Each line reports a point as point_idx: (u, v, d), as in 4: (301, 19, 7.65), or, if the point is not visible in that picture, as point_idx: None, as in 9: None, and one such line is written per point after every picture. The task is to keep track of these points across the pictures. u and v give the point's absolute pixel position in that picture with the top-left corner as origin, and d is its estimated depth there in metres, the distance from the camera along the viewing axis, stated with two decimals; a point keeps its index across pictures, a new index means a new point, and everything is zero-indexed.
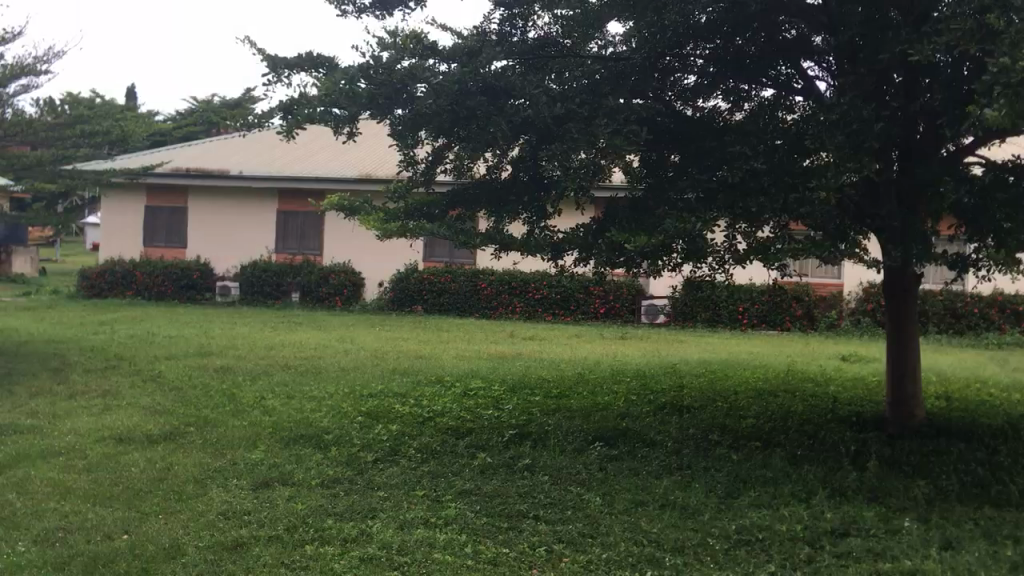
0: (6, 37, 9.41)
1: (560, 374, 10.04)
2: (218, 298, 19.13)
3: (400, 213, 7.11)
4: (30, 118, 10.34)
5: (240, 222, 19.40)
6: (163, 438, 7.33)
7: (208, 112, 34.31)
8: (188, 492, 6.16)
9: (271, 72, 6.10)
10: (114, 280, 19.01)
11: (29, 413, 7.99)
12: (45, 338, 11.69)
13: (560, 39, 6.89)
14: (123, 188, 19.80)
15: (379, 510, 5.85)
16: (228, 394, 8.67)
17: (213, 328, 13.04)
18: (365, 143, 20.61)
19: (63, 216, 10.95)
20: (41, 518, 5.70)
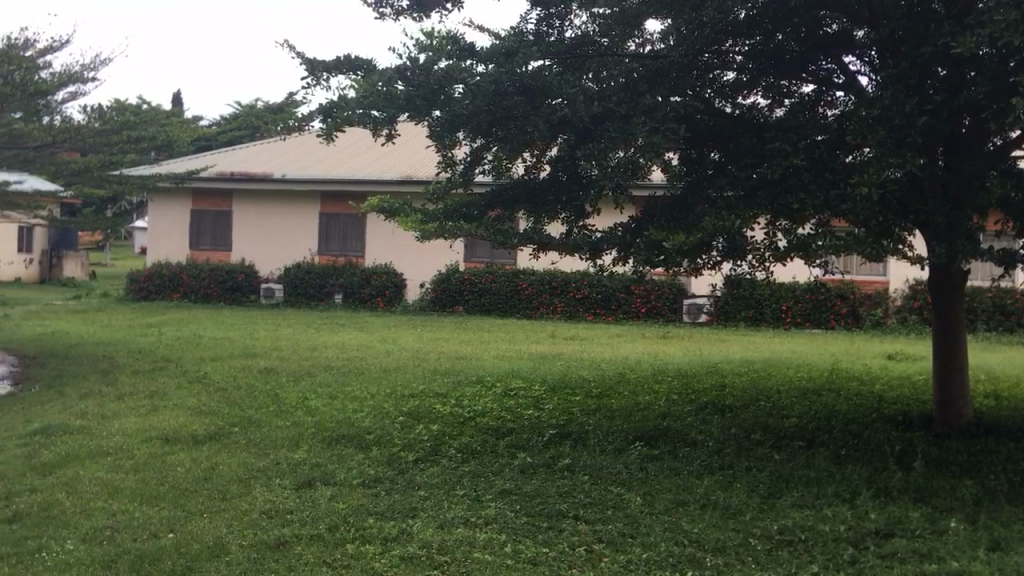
0: (53, 46, 9.58)
1: (601, 374, 10.01)
2: (263, 300, 19.18)
3: (438, 213, 7.23)
4: (77, 125, 10.38)
5: (285, 225, 19.63)
6: (208, 438, 7.45)
7: (251, 116, 34.70)
8: (232, 492, 6.27)
9: (310, 75, 6.20)
10: (162, 282, 19.36)
11: (79, 414, 8.17)
12: (96, 340, 11.96)
13: (599, 38, 6.85)
14: (170, 192, 20.17)
15: (419, 510, 5.89)
16: (272, 395, 8.79)
17: (258, 330, 13.19)
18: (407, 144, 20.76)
19: (112, 220, 11.12)
20: (91, 516, 5.84)
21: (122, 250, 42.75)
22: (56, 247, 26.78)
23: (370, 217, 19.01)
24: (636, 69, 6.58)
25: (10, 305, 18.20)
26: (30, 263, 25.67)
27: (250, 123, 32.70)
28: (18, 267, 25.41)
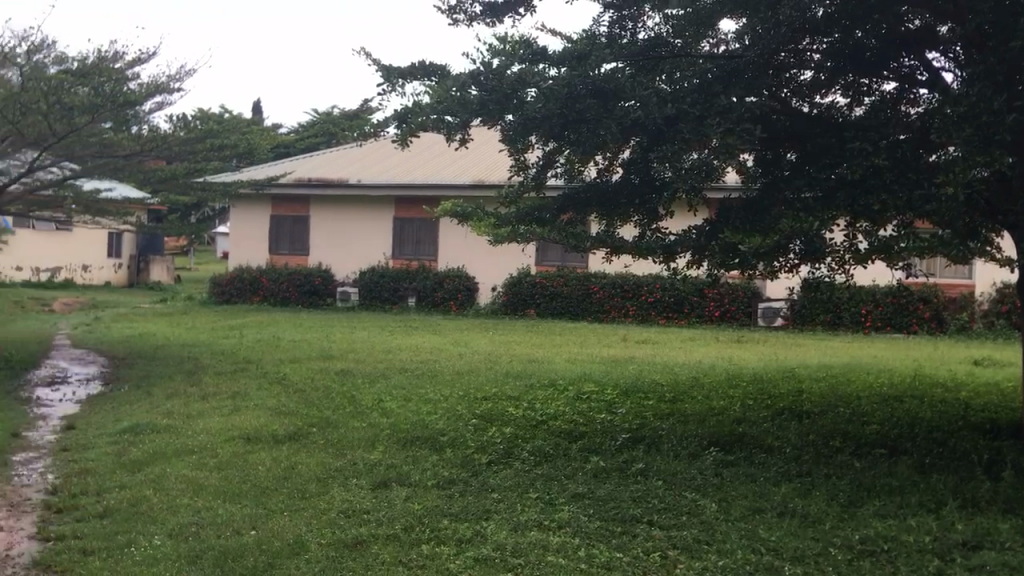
0: (142, 57, 9.89)
1: (674, 378, 9.92)
2: (339, 304, 19.33)
3: (511, 216, 7.23)
4: (165, 134, 10.42)
5: (360, 229, 19.95)
6: (288, 437, 7.63)
7: (328, 122, 35.38)
8: (311, 491, 6.40)
9: (386, 82, 6.32)
10: (243, 285, 19.85)
11: (165, 413, 8.43)
12: (180, 342, 12.32)
13: (672, 39, 6.81)
14: (250, 198, 20.69)
15: (494, 512, 5.93)
16: (348, 396, 8.94)
17: (334, 333, 13.44)
18: (480, 148, 20.91)
19: (197, 226, 11.45)
20: (177, 513, 6.03)
21: (205, 254, 43.94)
22: (143, 252, 27.68)
23: (445, 221, 19.19)
24: (710, 70, 6.50)
25: (100, 308, 18.90)
26: (118, 267, 26.58)
27: (326, 129, 33.24)
28: (108, 272, 26.30)
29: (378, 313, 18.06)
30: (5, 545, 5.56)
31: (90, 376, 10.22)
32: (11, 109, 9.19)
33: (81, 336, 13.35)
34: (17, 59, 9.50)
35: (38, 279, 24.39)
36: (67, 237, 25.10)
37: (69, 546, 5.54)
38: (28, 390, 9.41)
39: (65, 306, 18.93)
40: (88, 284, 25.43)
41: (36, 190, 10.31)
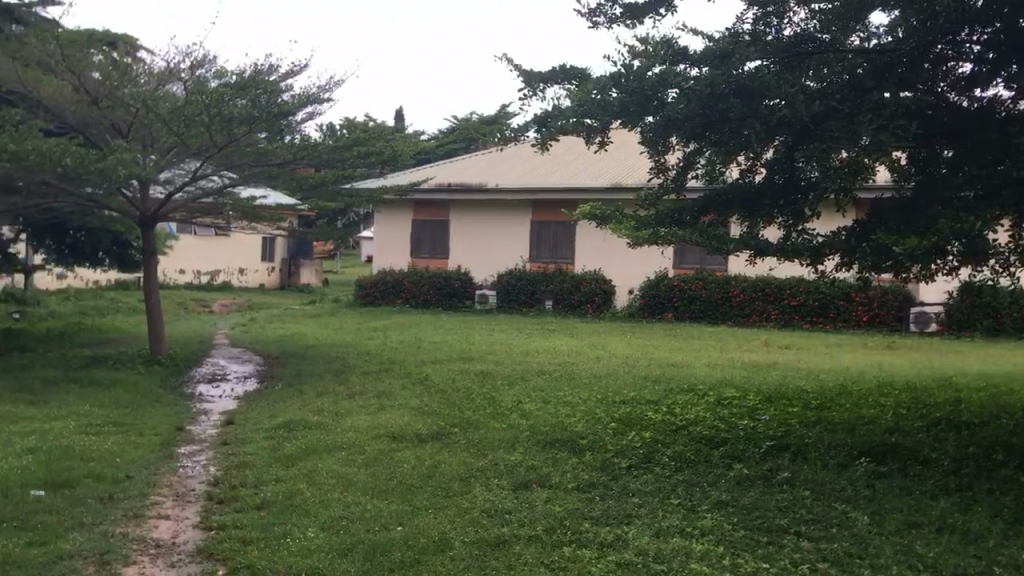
0: (294, 68, 10.34)
1: (821, 384, 9.58)
2: (477, 306, 19.87)
3: (650, 219, 7.11)
4: (315, 143, 10.77)
5: (498, 233, 20.23)
6: (431, 437, 7.80)
7: (465, 128, 36.02)
8: (454, 489, 6.53)
9: (527, 87, 6.40)
10: (386, 288, 20.47)
11: (316, 410, 8.79)
12: (328, 342, 12.81)
13: (819, 35, 6.54)
14: (393, 204, 21.29)
15: (635, 517, 5.89)
16: (489, 397, 9.07)
17: (474, 335, 13.67)
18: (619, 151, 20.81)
19: (343, 230, 11.87)
20: (328, 507, 6.27)
21: (347, 259, 45.51)
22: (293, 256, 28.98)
23: (582, 224, 19.18)
24: (861, 65, 6.25)
25: (254, 309, 19.90)
26: (271, 271, 27.95)
27: (464, 136, 33.79)
28: (262, 275, 27.69)
29: (516, 316, 18.25)
30: (173, 532, 5.89)
31: (246, 374, 10.75)
32: (176, 121, 9.77)
33: (237, 336, 14.08)
34: (182, 74, 10.15)
35: (201, 282, 25.69)
36: (226, 242, 26.55)
37: (229, 535, 5.83)
38: (191, 386, 9.99)
39: (223, 308, 20.04)
40: (244, 286, 26.83)
41: (198, 198, 10.93)
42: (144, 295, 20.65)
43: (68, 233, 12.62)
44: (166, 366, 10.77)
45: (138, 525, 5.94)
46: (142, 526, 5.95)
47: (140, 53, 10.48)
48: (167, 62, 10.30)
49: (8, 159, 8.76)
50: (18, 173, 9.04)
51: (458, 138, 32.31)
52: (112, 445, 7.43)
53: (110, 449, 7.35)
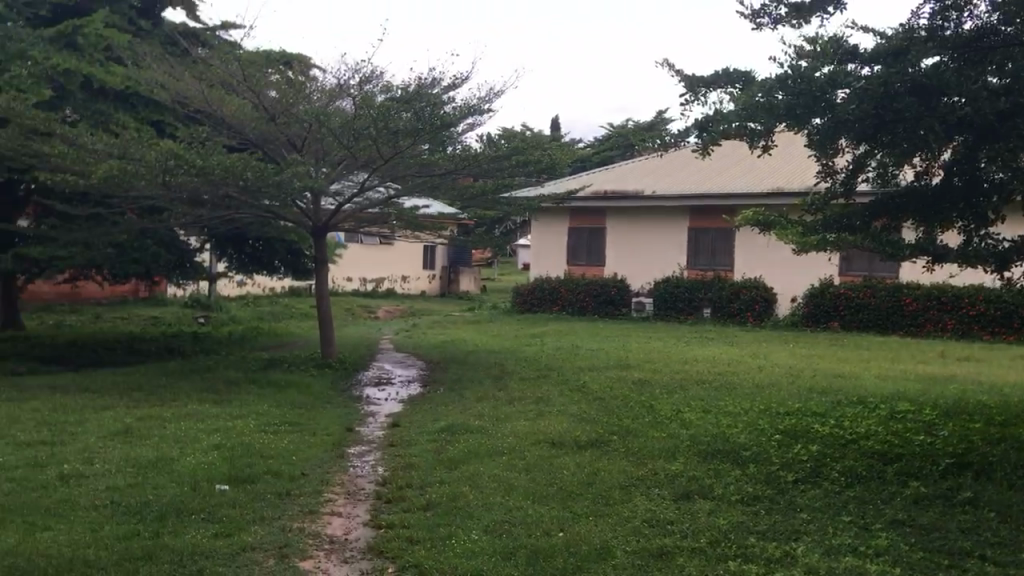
0: (456, 81, 10.61)
1: (1006, 400, 8.93)
2: (634, 314, 19.74)
3: (817, 225, 6.80)
4: (476, 153, 11.00)
5: (655, 240, 20.03)
6: (590, 444, 7.81)
7: (619, 135, 35.89)
8: (615, 497, 6.50)
9: (689, 91, 6.33)
10: (543, 295, 20.62)
11: (476, 415, 8.97)
12: (487, 349, 13.05)
13: (1002, 28, 6.16)
14: (550, 212, 21.44)
15: (803, 534, 5.68)
16: (648, 406, 8.98)
17: (631, 343, 13.56)
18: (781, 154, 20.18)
19: (501, 238, 12.07)
20: (491, 510, 6.36)
21: (504, 267, 46.21)
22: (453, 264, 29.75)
23: (743, 231, 18.76)
24: None
25: (416, 316, 20.56)
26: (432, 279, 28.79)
27: (619, 144, 33.64)
28: (423, 283, 28.56)
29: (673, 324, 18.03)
30: (344, 529, 6.13)
31: (410, 378, 11.09)
32: (346, 135, 10.22)
33: (401, 341, 14.56)
34: (351, 90, 10.61)
35: (367, 289, 26.53)
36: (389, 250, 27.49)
37: (397, 534, 6.01)
38: (359, 389, 10.41)
39: (388, 314, 20.84)
40: (407, 293, 27.69)
41: (365, 208, 11.33)
42: (314, 302, 21.74)
43: (248, 242, 13.47)
44: (336, 369, 11.27)
45: (313, 521, 6.22)
46: (316, 522, 6.23)
47: (312, 71, 11.04)
48: (338, 79, 10.80)
49: (196, 174, 9.41)
50: (204, 187, 9.70)
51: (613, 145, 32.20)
52: (288, 444, 7.84)
53: (287, 447, 7.74)
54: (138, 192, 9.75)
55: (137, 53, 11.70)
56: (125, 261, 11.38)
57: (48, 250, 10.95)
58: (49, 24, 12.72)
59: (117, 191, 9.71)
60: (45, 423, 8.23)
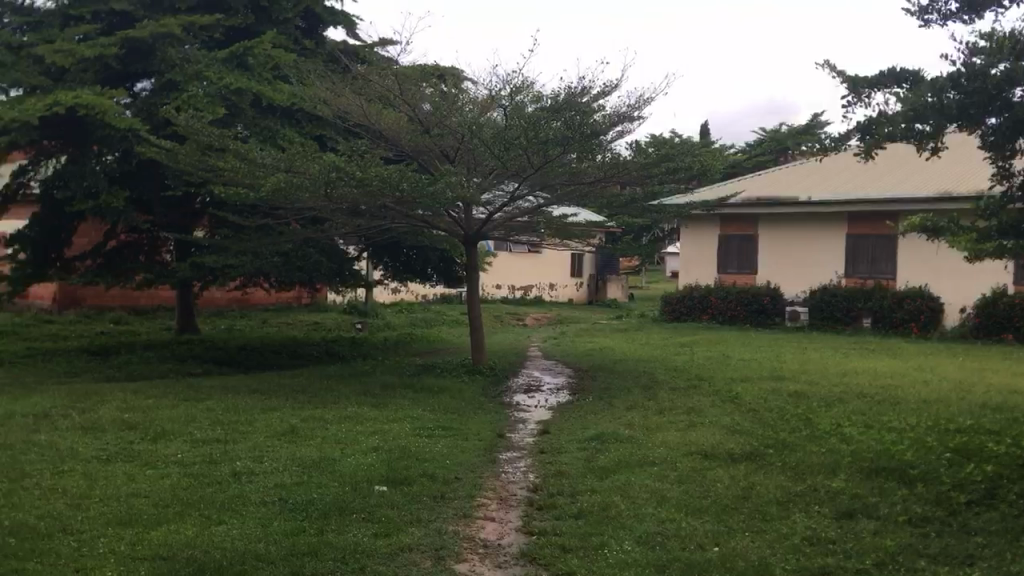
0: (605, 88, 10.59)
1: None
2: (787, 323, 19.16)
3: (990, 232, 6.34)
4: (625, 161, 10.95)
5: (811, 247, 19.32)
6: (745, 457, 7.61)
7: (771, 139, 34.86)
8: (772, 513, 6.30)
9: (852, 93, 6.10)
10: (692, 304, 20.22)
11: (627, 424, 8.92)
12: (635, 357, 12.96)
13: None
14: (700, 219, 20.85)
15: (980, 559, 5.34)
16: (805, 419, 8.69)
17: (785, 353, 13.14)
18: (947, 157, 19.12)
19: (650, 246, 11.97)
20: (643, 521, 6.25)
21: (651, 275, 45.72)
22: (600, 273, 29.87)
23: (907, 238, 17.89)
24: None
25: (563, 323, 20.69)
26: (580, 286, 29.04)
27: (770, 148, 32.71)
28: (571, 290, 28.85)
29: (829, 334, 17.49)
30: (498, 534, 6.13)
31: (559, 386, 11.14)
32: (497, 145, 10.38)
33: (549, 349, 14.67)
34: (503, 100, 10.77)
35: (516, 296, 27.01)
36: (538, 260, 27.98)
37: (550, 541, 5.95)
38: (509, 396, 10.54)
39: (536, 322, 21.08)
40: (555, 300, 28.06)
41: (515, 217, 11.53)
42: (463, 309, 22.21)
43: (402, 251, 13.93)
44: (486, 376, 11.46)
45: (467, 525, 6.26)
46: (470, 526, 6.26)
47: (464, 83, 11.28)
48: (490, 90, 10.99)
49: (355, 185, 9.80)
50: (363, 198, 10.09)
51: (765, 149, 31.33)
52: (442, 448, 8.02)
53: (442, 451, 7.93)
54: (302, 203, 10.26)
55: (301, 71, 12.32)
56: (290, 269, 11.94)
57: (221, 259, 11.69)
58: (222, 46, 13.59)
59: (283, 202, 10.24)
60: (220, 422, 8.76)
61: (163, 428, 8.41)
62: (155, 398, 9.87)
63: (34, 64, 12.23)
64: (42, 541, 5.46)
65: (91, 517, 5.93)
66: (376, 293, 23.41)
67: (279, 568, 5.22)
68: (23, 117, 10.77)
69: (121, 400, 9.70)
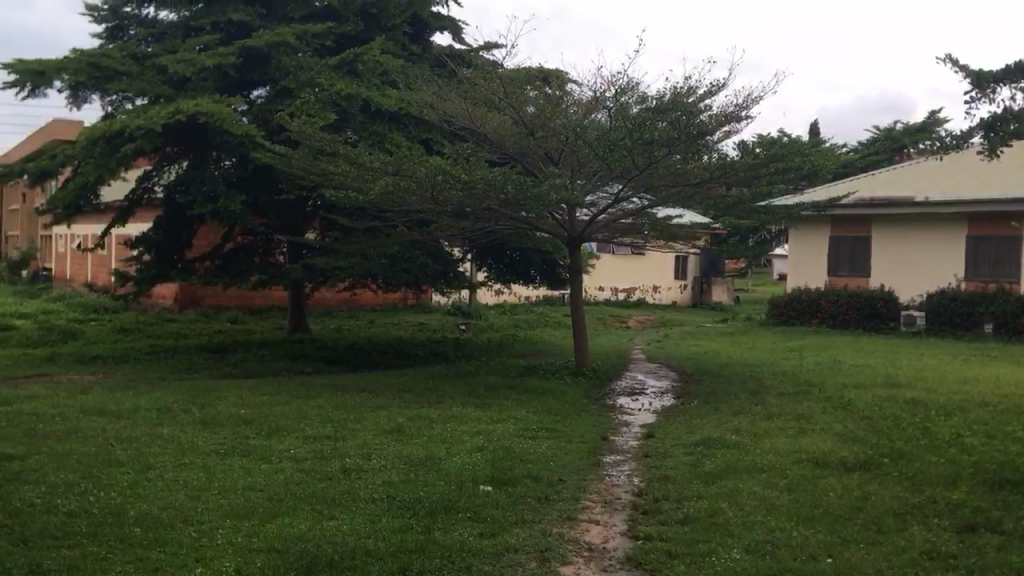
0: (712, 88, 10.43)
1: None
2: (902, 328, 18.22)
3: None
4: (732, 161, 10.76)
5: (928, 249, 18.60)
6: (858, 466, 7.37)
7: (885, 138, 33.63)
8: (888, 525, 6.08)
9: (975, 89, 5.96)
10: (802, 307, 19.66)
11: (734, 429, 8.76)
12: (742, 361, 12.70)
13: None
14: (810, 220, 20.28)
15: None
16: (922, 428, 8.36)
17: (900, 359, 12.66)
18: None
19: (757, 248, 11.72)
20: (751, 529, 6.08)
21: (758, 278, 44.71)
22: (705, 275, 29.40)
23: None
24: None
25: (666, 326, 20.46)
26: (684, 289, 28.54)
27: (883, 147, 31.55)
28: (675, 292, 28.49)
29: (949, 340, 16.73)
30: (603, 537, 6.07)
31: (663, 389, 11.02)
32: (601, 146, 10.35)
33: (653, 352, 14.51)
34: (607, 101, 10.70)
35: (619, 298, 26.93)
36: (641, 261, 27.76)
37: (656, 546, 5.84)
38: (613, 399, 10.48)
39: (639, 325, 20.91)
40: (658, 302, 27.81)
41: (619, 219, 11.47)
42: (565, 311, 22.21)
43: (506, 253, 14.04)
44: (589, 378, 11.44)
45: (572, 528, 6.22)
46: (575, 529, 6.23)
47: (569, 85, 11.28)
48: (594, 91, 10.94)
49: (460, 187, 9.93)
50: (467, 200, 10.21)
51: (878, 148, 30.25)
52: (546, 450, 8.04)
53: (546, 453, 7.96)
54: (409, 207, 10.46)
55: (409, 76, 12.57)
56: (397, 271, 12.17)
57: (331, 260, 12.02)
58: (333, 53, 13.97)
59: (390, 205, 10.46)
60: (331, 419, 9.01)
61: (278, 424, 8.70)
62: (269, 395, 10.22)
63: (159, 74, 12.84)
64: (165, 530, 5.71)
65: (210, 509, 6.17)
66: (480, 295, 23.73)
67: (387, 564, 5.30)
68: (149, 125, 11.32)
69: (238, 397, 10.07)
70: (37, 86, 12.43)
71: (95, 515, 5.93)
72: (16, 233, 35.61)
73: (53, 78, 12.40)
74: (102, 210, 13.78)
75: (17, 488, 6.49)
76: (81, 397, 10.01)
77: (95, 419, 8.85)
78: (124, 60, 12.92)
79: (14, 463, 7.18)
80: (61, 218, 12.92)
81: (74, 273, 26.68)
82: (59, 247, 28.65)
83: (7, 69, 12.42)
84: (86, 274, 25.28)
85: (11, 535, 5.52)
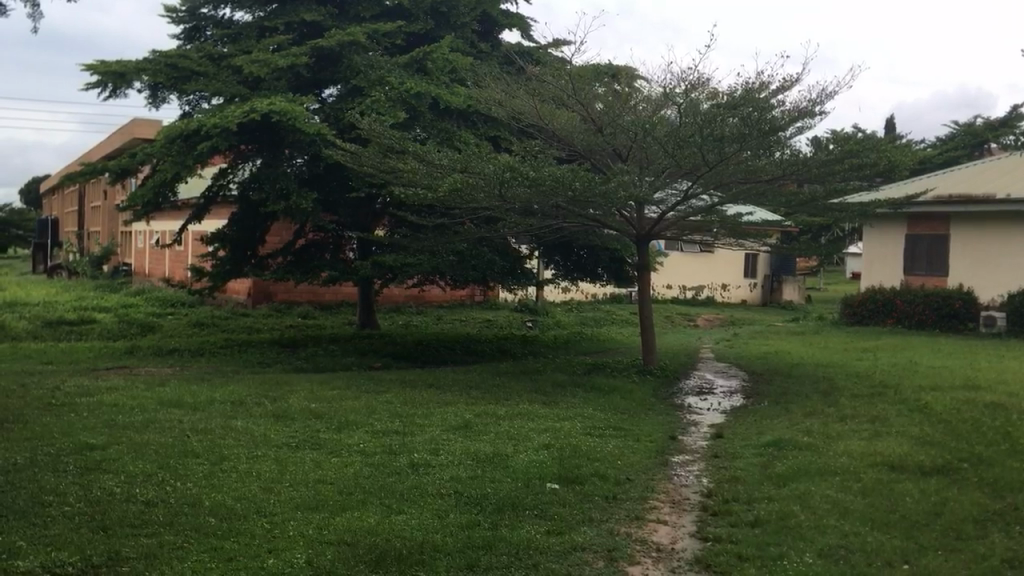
0: (788, 83, 10.27)
1: None
2: (982, 329, 17.84)
3: None
4: (804, 157, 10.55)
5: (1009, 247, 17.94)
6: (936, 471, 7.17)
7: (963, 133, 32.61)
8: (968, 532, 5.89)
9: None
10: (875, 307, 19.32)
11: (805, 431, 8.59)
12: (813, 362, 12.44)
13: None
14: (886, 219, 19.83)
15: None
16: (1004, 433, 8.08)
17: (980, 361, 12.25)
18: None
19: (830, 246, 11.49)
20: (825, 533, 5.95)
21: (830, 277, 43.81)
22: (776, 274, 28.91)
23: None
24: None
25: (735, 325, 20.19)
26: (753, 287, 28.21)
27: (963, 143, 30.56)
28: (744, 291, 28.10)
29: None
30: (671, 538, 6.01)
31: (733, 389, 10.87)
32: (671, 143, 10.28)
33: (721, 351, 14.31)
34: (676, 98, 10.58)
35: (687, 296, 26.70)
36: (709, 259, 27.47)
37: (725, 548, 5.75)
38: (680, 398, 10.38)
39: (708, 323, 20.66)
40: (727, 301, 27.46)
41: (687, 216, 11.31)
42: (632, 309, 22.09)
43: (574, 250, 14.04)
44: (657, 377, 11.34)
45: (640, 528, 6.17)
46: (643, 529, 6.16)
47: (637, 81, 11.21)
48: (663, 87, 10.83)
49: (527, 184, 9.94)
50: (535, 198, 10.22)
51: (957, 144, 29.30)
52: (615, 448, 8.01)
53: (614, 451, 7.93)
54: (477, 204, 10.52)
55: (477, 74, 12.65)
56: (465, 267, 12.29)
57: (400, 257, 12.16)
58: (403, 52, 14.12)
59: (459, 203, 10.54)
60: (399, 414, 9.10)
61: (346, 419, 8.83)
62: (339, 389, 10.37)
63: (234, 73, 13.14)
64: (238, 521, 5.83)
65: (282, 501, 6.28)
66: (546, 292, 23.67)
67: (454, 560, 5.34)
68: (223, 123, 11.59)
69: (309, 391, 10.24)
70: (118, 86, 12.84)
71: (171, 505, 6.09)
72: (98, 230, 36.82)
73: (134, 79, 12.81)
74: (179, 207, 14.15)
75: (98, 477, 6.70)
76: (159, 389, 10.30)
77: (173, 411, 9.09)
78: (201, 60, 13.25)
79: (95, 453, 7.41)
80: (141, 216, 13.31)
81: (152, 269, 27.48)
82: (139, 243, 29.58)
83: (90, 70, 12.85)
84: (164, 270, 26.04)
85: (92, 522, 5.70)
